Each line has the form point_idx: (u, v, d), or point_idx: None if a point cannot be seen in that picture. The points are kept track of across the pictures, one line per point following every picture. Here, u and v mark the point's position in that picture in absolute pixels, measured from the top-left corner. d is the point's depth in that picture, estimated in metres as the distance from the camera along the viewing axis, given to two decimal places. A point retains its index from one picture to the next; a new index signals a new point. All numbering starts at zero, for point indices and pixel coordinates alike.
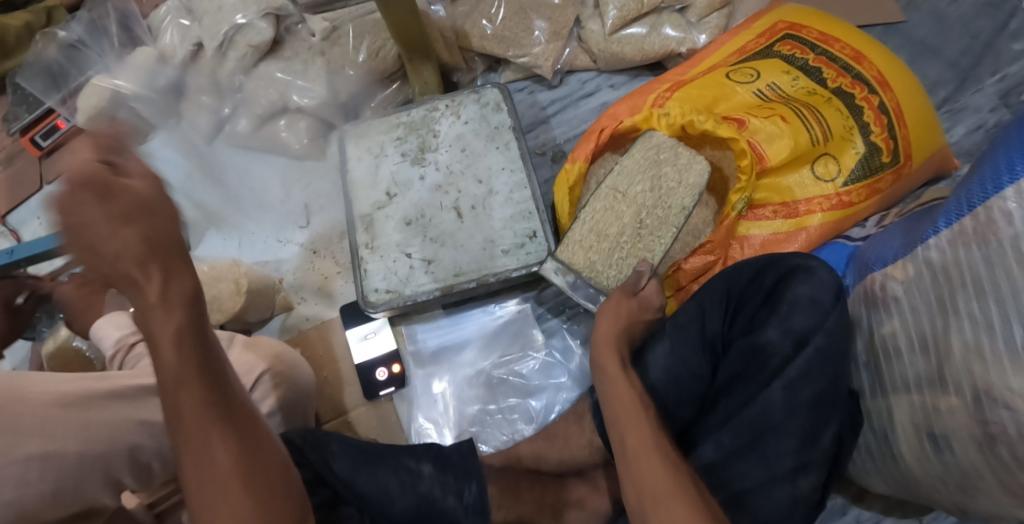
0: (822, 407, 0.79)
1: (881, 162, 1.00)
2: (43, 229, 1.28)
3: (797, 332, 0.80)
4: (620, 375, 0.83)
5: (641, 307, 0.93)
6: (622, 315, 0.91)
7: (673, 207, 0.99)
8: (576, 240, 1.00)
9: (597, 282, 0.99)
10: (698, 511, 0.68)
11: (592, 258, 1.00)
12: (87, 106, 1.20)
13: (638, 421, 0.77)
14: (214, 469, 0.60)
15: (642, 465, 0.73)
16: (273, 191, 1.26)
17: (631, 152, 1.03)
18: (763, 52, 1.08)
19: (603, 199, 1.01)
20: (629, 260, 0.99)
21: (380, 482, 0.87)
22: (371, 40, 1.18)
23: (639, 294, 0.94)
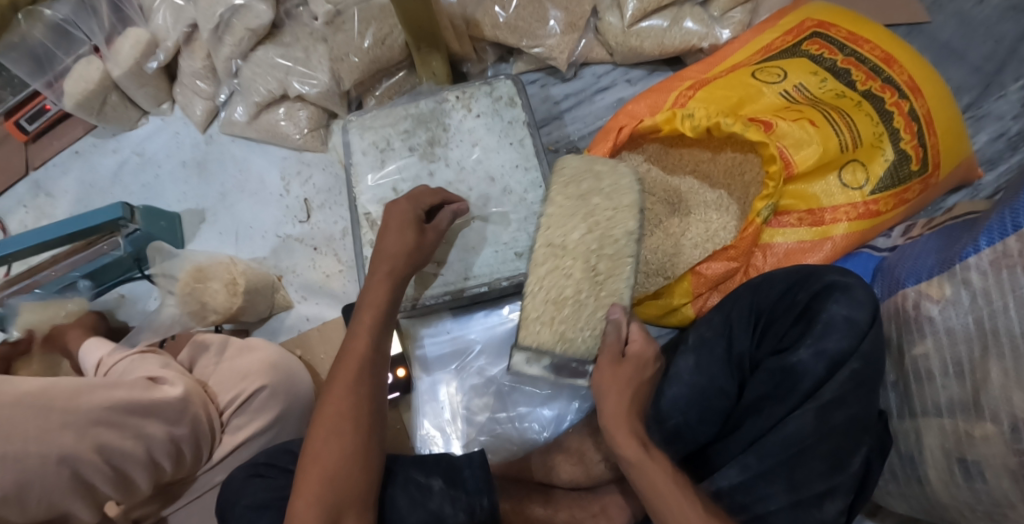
0: (852, 430, 0.78)
1: (910, 170, 0.96)
2: (29, 219, 1.23)
3: (831, 354, 0.78)
4: (654, 460, 0.76)
5: (638, 367, 0.82)
6: (632, 385, 0.81)
7: (620, 237, 0.82)
8: (533, 317, 0.82)
9: (574, 352, 0.83)
10: None
11: (560, 329, 0.82)
12: (74, 90, 1.14)
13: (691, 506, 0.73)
14: (333, 439, 0.75)
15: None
16: (272, 183, 1.22)
17: (550, 197, 0.85)
18: (790, 51, 1.03)
19: (542, 260, 0.82)
20: (598, 311, 0.82)
21: (390, 499, 0.83)
22: (377, 27, 1.08)
23: (629, 353, 0.82)
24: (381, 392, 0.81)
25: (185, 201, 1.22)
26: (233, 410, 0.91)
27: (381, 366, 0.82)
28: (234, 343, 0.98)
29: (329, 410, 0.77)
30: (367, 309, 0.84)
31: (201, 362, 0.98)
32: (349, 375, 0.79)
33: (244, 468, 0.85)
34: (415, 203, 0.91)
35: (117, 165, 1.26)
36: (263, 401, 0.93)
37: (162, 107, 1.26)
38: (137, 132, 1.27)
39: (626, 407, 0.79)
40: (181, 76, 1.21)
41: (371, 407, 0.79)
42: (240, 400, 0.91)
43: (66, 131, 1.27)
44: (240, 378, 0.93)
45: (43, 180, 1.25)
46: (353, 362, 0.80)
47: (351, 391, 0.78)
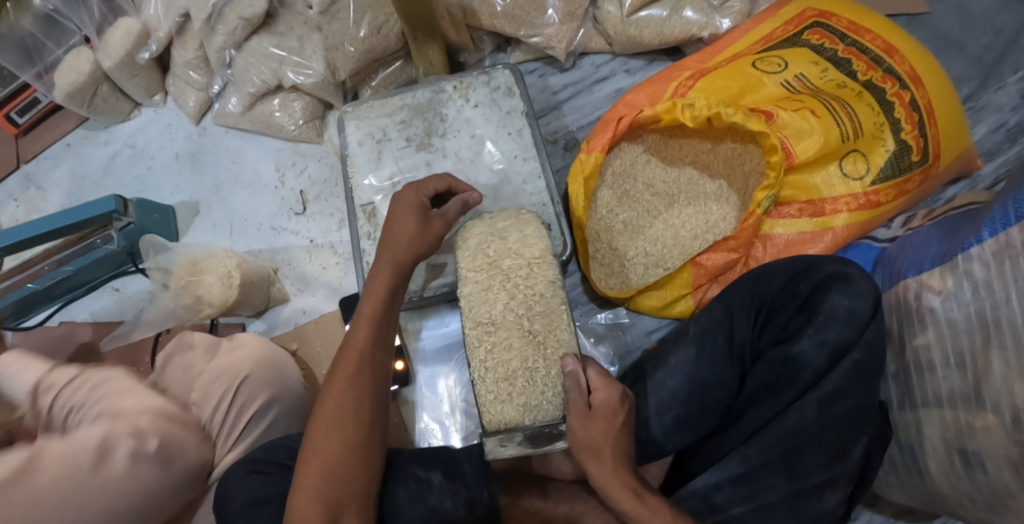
0: (853, 422, 0.78)
1: (911, 161, 0.95)
2: (21, 213, 1.22)
3: (833, 344, 0.78)
4: (650, 511, 0.76)
5: (608, 419, 0.77)
6: (609, 438, 0.76)
7: (544, 291, 0.77)
8: (489, 400, 0.75)
9: (543, 418, 0.75)
10: None
11: (521, 402, 0.75)
12: (64, 82, 1.12)
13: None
14: (332, 435, 0.74)
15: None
16: (267, 174, 1.20)
17: (460, 278, 0.79)
18: (791, 41, 1.02)
19: (477, 342, 0.77)
20: (552, 371, 0.75)
21: (389, 495, 0.83)
22: (373, 15, 1.06)
23: (595, 408, 0.76)
24: (382, 382, 0.79)
25: (179, 193, 1.21)
26: (223, 403, 0.90)
27: (384, 353, 0.80)
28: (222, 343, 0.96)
29: (328, 407, 0.75)
30: (366, 300, 0.80)
31: (183, 359, 0.93)
32: (349, 369, 0.77)
33: (240, 464, 0.84)
34: (421, 192, 0.86)
35: (109, 157, 1.24)
36: (251, 389, 0.93)
37: (155, 98, 1.24)
38: (129, 124, 1.26)
39: (612, 465, 0.77)
40: (173, 66, 1.19)
41: (371, 401, 0.77)
42: (228, 395, 0.90)
43: (57, 123, 1.25)
44: (229, 371, 0.92)
45: (35, 172, 1.24)
46: (352, 354, 0.78)
47: (349, 387, 0.76)
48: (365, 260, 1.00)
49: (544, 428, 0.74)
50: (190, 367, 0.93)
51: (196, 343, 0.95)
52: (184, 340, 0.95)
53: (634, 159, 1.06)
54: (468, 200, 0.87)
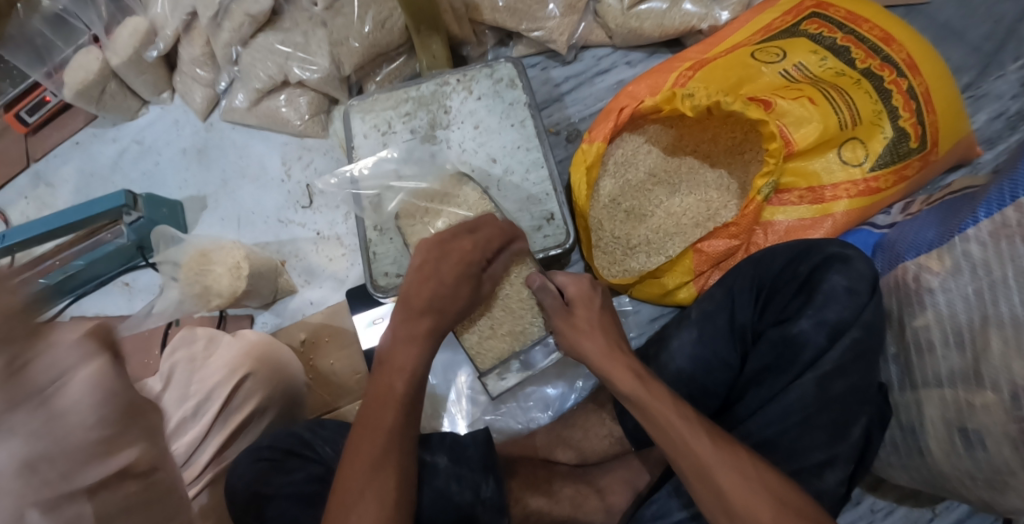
0: (852, 400, 0.80)
1: (909, 147, 0.96)
2: (31, 210, 1.23)
3: (831, 324, 0.80)
4: (650, 393, 0.74)
5: (588, 307, 0.83)
6: (596, 324, 0.82)
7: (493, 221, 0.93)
8: (479, 343, 0.91)
9: (529, 337, 0.90)
10: (766, 488, 0.67)
11: (506, 331, 0.90)
12: (73, 80, 1.14)
13: (695, 436, 0.70)
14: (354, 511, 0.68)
15: (720, 479, 0.67)
16: (273, 168, 1.22)
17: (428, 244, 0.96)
18: (790, 31, 1.03)
19: None
20: (523, 294, 0.90)
21: None
22: (376, 10, 1.08)
23: (572, 302, 0.85)
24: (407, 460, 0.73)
25: (187, 187, 1.22)
26: (221, 400, 0.91)
27: (409, 426, 0.75)
28: (224, 337, 0.97)
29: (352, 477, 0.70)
30: (396, 374, 0.77)
31: (184, 356, 0.95)
32: (373, 442, 0.72)
33: (249, 451, 0.86)
34: (484, 245, 0.84)
35: (118, 153, 1.26)
36: (252, 386, 0.94)
37: (162, 96, 1.26)
38: (137, 122, 1.27)
39: (604, 349, 0.79)
40: (180, 64, 1.21)
41: (396, 485, 0.71)
42: (226, 392, 0.91)
43: (67, 121, 1.26)
44: (227, 366, 0.93)
45: (44, 170, 1.25)
46: (380, 433, 0.73)
47: (374, 475, 0.70)
48: (371, 248, 1.03)
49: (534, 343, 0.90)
50: (193, 360, 0.95)
51: (199, 337, 0.97)
52: (186, 332, 0.97)
53: (634, 150, 1.07)
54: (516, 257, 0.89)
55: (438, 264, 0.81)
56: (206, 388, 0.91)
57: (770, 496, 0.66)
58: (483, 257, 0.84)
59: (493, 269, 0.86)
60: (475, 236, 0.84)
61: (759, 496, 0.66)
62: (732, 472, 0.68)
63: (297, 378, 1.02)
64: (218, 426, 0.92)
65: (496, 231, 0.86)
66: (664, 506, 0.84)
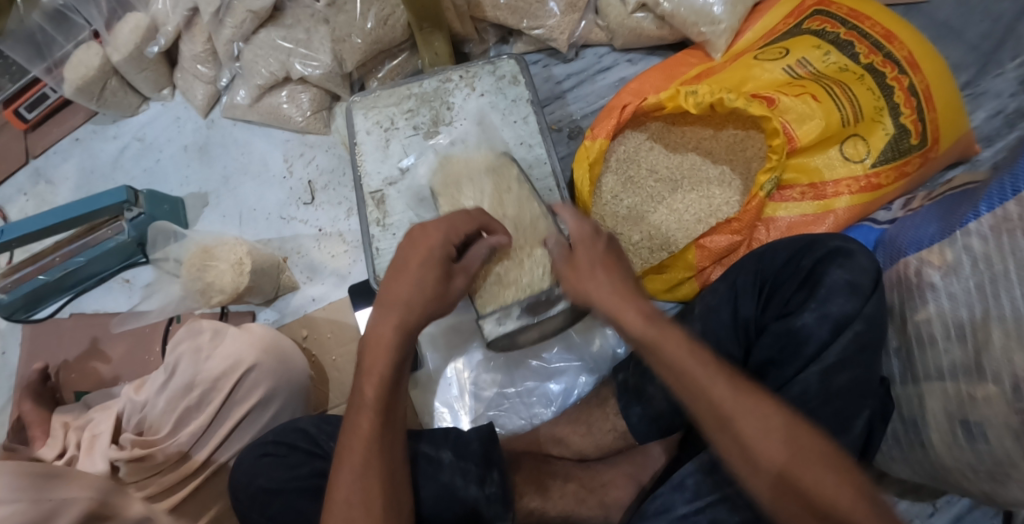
0: (856, 393, 0.80)
1: (910, 144, 0.97)
2: (30, 206, 1.23)
3: (835, 317, 0.81)
4: (662, 332, 0.71)
5: (593, 241, 0.81)
6: (596, 262, 0.79)
7: (511, 185, 0.96)
8: (485, 291, 0.92)
9: (534, 292, 0.90)
10: (782, 435, 0.64)
11: (513, 282, 0.91)
12: (74, 76, 1.14)
13: (709, 378, 0.67)
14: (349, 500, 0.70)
15: (737, 423, 0.65)
16: (275, 164, 1.22)
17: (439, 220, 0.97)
18: (793, 32, 1.04)
19: None
20: (535, 251, 0.91)
21: None
22: (379, 7, 1.08)
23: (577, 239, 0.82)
24: (398, 440, 0.75)
25: (187, 184, 1.22)
26: (224, 394, 0.92)
27: (395, 406, 0.76)
28: (229, 330, 0.97)
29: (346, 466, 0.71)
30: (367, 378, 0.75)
31: (190, 345, 0.94)
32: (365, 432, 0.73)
33: (254, 446, 0.86)
34: (452, 233, 0.81)
35: (118, 150, 1.25)
36: (255, 379, 0.95)
37: (163, 92, 1.26)
38: (138, 118, 1.27)
39: (607, 284, 0.77)
40: (181, 60, 1.21)
41: (384, 471, 0.72)
42: (231, 384, 0.93)
43: (66, 118, 1.26)
44: (232, 359, 0.94)
45: (44, 167, 1.25)
46: (365, 418, 0.73)
47: (365, 460, 0.72)
48: (372, 245, 1.02)
49: (541, 296, 0.90)
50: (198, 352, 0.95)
51: (204, 329, 0.96)
52: (189, 326, 0.98)
53: (637, 146, 1.08)
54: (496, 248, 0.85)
55: (406, 250, 0.80)
56: (208, 382, 0.92)
57: (785, 442, 0.64)
58: (454, 243, 0.81)
59: (466, 259, 0.83)
60: (438, 222, 0.81)
61: (776, 443, 0.64)
62: (757, 409, 0.65)
63: (300, 371, 1.01)
64: (222, 415, 0.93)
65: (466, 216, 0.84)
66: (668, 501, 0.85)
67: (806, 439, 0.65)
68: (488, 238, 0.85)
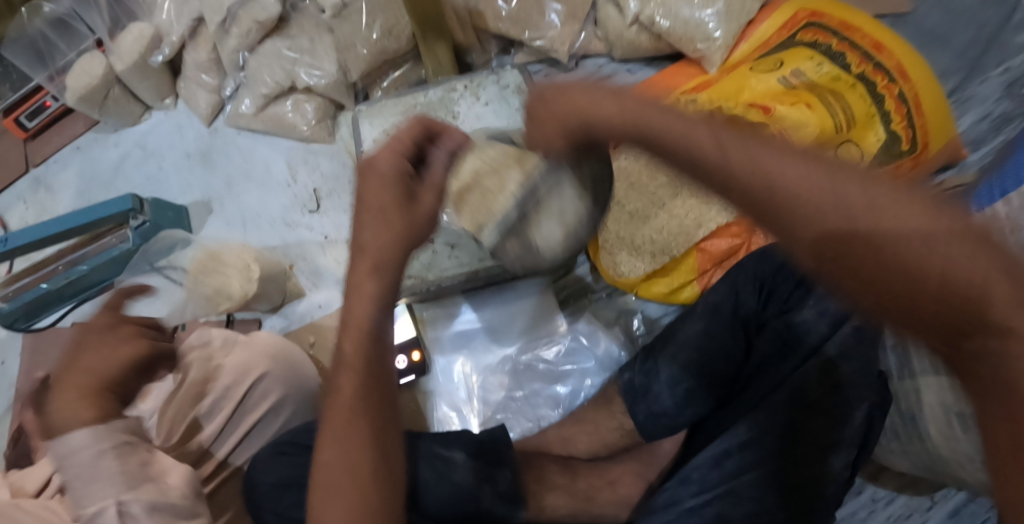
0: (858, 385, 0.82)
1: (901, 150, 1.02)
2: (29, 214, 1.22)
3: (834, 313, 0.86)
4: (633, 103, 0.61)
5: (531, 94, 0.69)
6: (558, 115, 0.66)
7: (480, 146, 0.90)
8: (478, 213, 0.88)
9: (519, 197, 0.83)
10: (818, 196, 0.52)
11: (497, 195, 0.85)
12: (77, 84, 1.14)
13: (697, 133, 0.57)
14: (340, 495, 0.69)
15: (736, 164, 0.55)
16: (278, 171, 1.23)
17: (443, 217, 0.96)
18: (786, 44, 1.09)
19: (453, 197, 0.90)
20: (512, 164, 0.84)
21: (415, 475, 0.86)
22: (384, 17, 1.11)
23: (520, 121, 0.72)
24: (390, 425, 0.72)
25: (190, 192, 1.23)
26: (235, 401, 0.93)
27: (382, 392, 0.72)
28: (238, 339, 0.97)
29: (337, 456, 0.69)
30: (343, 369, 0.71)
31: (201, 354, 0.96)
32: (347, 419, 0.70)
33: (268, 447, 0.86)
34: (399, 150, 0.69)
35: (120, 158, 1.25)
36: (266, 387, 0.95)
37: (166, 101, 1.27)
38: (140, 127, 1.27)
39: (589, 100, 0.63)
40: (184, 69, 1.22)
41: (373, 459, 0.70)
42: (242, 391, 0.93)
43: (66, 127, 1.26)
44: (242, 368, 0.94)
45: (43, 175, 1.24)
46: (350, 407, 0.71)
47: (346, 439, 0.70)
48: None
49: (526, 196, 0.83)
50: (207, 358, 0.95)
51: (214, 337, 0.97)
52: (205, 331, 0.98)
53: (638, 153, 1.10)
54: (457, 152, 0.72)
55: (358, 193, 0.70)
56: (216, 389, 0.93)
57: (822, 200, 0.52)
58: (405, 161, 0.69)
59: (429, 174, 0.70)
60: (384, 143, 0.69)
61: (806, 190, 0.52)
62: (772, 162, 0.54)
63: (304, 375, 1.01)
64: (233, 421, 0.94)
65: (407, 124, 0.70)
66: (675, 495, 0.85)
67: (866, 180, 0.52)
68: (445, 141, 0.71)
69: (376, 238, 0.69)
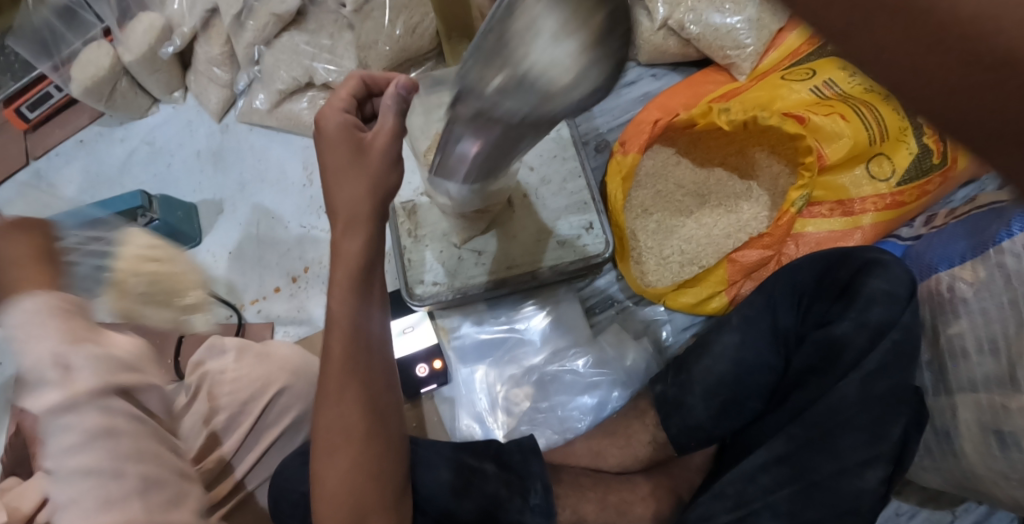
0: (894, 400, 0.81)
1: (932, 163, 1.00)
2: (31, 211, 1.16)
3: (874, 325, 0.83)
4: None
5: None
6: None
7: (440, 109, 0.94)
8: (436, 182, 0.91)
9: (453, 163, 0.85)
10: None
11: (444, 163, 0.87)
12: (83, 75, 1.09)
13: None
14: (335, 464, 0.72)
15: None
16: (293, 172, 1.18)
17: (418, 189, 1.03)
18: (817, 53, 1.08)
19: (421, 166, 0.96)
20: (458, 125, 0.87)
21: (433, 480, 0.83)
22: (408, 16, 1.07)
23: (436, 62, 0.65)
24: (380, 388, 0.75)
25: (201, 191, 1.18)
26: (255, 413, 0.89)
27: (368, 357, 0.74)
28: (253, 349, 0.94)
29: (329, 419, 0.72)
30: (335, 333, 0.73)
31: (214, 366, 0.91)
32: (335, 385, 0.72)
33: (298, 455, 0.84)
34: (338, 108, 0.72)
35: (126, 154, 1.20)
36: (287, 401, 0.92)
37: (175, 95, 1.22)
38: (147, 121, 1.23)
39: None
40: (196, 63, 1.18)
41: (368, 424, 0.73)
42: (262, 405, 0.90)
43: (69, 119, 1.21)
44: (261, 380, 0.91)
45: (45, 169, 1.19)
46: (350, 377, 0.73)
47: (341, 398, 0.72)
48: (405, 256, 1.01)
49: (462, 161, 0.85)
50: (223, 370, 0.91)
51: (228, 347, 0.93)
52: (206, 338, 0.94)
53: (665, 160, 1.10)
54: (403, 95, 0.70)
55: (321, 156, 0.73)
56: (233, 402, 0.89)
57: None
58: (352, 114, 0.73)
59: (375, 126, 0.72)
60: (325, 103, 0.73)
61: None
62: None
63: None
64: (251, 438, 0.90)
65: (347, 84, 0.74)
66: (708, 510, 0.85)
67: None
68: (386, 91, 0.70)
69: (352, 198, 0.71)
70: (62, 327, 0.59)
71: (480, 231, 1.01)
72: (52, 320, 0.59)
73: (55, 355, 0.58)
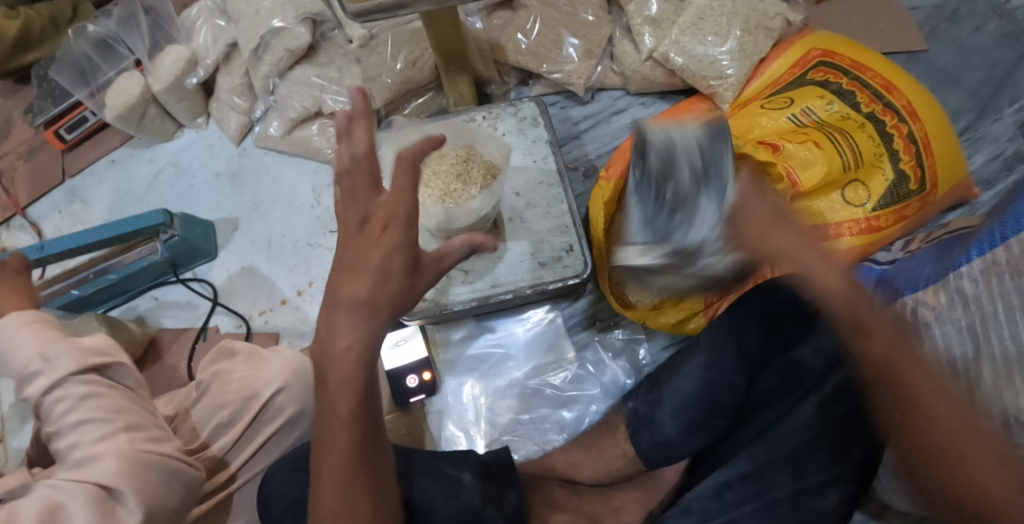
0: (853, 424, 0.83)
1: (909, 189, 1.04)
2: (64, 224, 1.27)
3: (832, 350, 0.86)
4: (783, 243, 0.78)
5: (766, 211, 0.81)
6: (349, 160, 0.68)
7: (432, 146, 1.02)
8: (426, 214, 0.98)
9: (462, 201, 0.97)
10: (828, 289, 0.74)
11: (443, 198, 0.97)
12: (116, 103, 1.20)
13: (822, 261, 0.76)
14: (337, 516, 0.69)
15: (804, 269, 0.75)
16: (303, 194, 1.27)
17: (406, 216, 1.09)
18: (797, 81, 1.12)
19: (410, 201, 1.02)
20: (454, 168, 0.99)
21: (422, 489, 0.88)
22: (409, 50, 1.16)
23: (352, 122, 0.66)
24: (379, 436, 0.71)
25: (218, 209, 1.28)
26: (254, 412, 0.97)
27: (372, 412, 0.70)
28: (259, 353, 1.01)
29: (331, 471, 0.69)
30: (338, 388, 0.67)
31: (225, 365, 1.00)
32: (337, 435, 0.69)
33: (287, 461, 0.90)
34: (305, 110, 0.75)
35: (152, 174, 1.31)
36: (285, 401, 0.99)
37: (198, 120, 1.33)
38: (173, 144, 1.34)
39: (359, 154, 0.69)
40: (218, 92, 1.29)
41: (373, 503, 0.71)
42: (261, 403, 0.97)
43: (102, 141, 1.33)
44: (262, 381, 0.98)
45: (79, 187, 1.30)
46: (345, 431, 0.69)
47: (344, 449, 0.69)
48: None
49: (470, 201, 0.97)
50: (229, 373, 0.99)
51: (237, 352, 1.02)
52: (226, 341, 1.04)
53: None
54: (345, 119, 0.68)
55: None
56: (233, 403, 0.97)
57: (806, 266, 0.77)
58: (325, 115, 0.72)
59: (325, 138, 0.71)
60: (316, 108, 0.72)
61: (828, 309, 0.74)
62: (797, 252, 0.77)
63: None
64: (248, 437, 0.97)
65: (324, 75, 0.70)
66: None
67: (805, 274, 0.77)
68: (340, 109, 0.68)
69: None
70: (47, 334, 0.86)
71: (468, 251, 1.07)
72: (39, 331, 0.86)
73: (38, 354, 0.84)
